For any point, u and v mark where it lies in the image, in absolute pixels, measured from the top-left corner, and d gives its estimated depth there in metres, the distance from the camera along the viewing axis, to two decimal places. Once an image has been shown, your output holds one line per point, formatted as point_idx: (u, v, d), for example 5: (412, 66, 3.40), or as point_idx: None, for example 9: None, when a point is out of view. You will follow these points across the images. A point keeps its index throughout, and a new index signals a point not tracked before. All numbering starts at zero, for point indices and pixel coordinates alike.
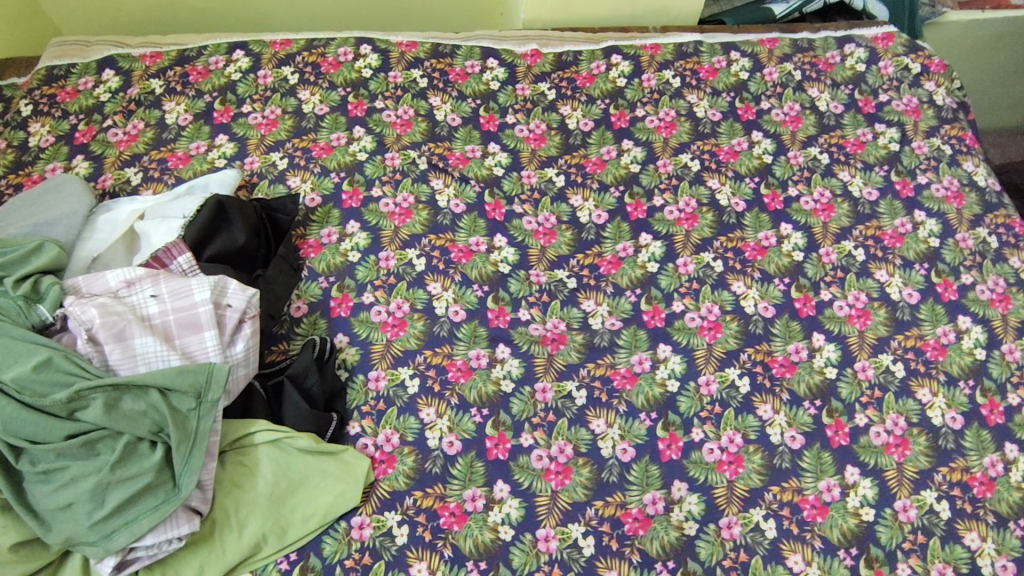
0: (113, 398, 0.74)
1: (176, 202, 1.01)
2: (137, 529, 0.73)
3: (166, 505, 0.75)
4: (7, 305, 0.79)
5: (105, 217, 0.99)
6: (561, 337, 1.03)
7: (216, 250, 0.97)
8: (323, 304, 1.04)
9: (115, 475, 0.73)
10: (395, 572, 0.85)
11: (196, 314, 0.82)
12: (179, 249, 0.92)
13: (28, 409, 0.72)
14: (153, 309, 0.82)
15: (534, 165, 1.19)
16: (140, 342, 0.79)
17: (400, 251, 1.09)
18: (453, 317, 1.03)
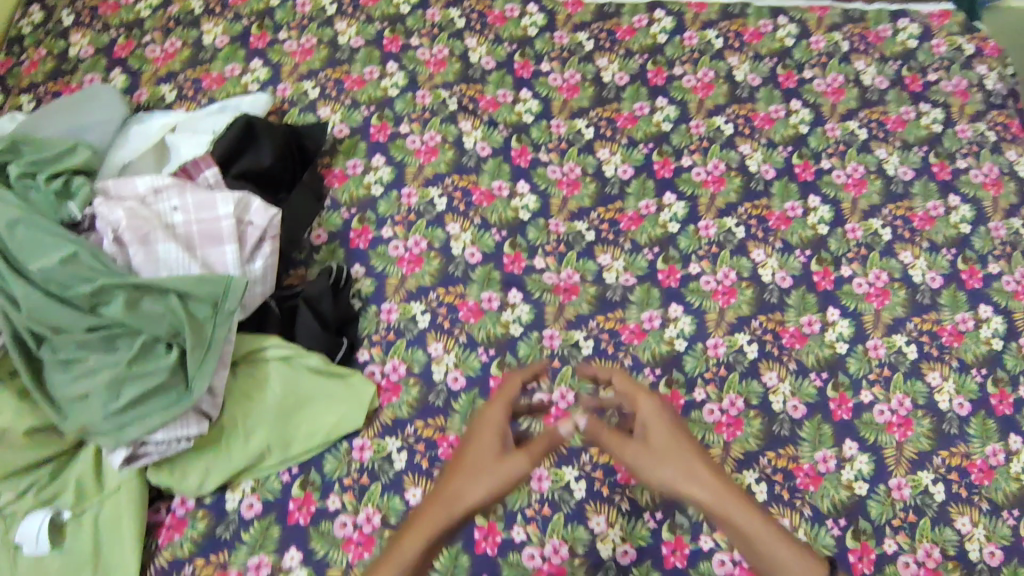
0: (133, 296, 0.76)
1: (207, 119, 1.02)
2: (148, 424, 0.76)
3: (177, 406, 0.77)
4: (40, 200, 0.81)
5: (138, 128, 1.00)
6: (573, 288, 1.03)
7: (243, 167, 0.98)
8: (342, 234, 1.05)
9: (130, 372, 0.76)
10: (390, 495, 0.88)
11: (218, 227, 0.84)
12: (208, 163, 0.94)
13: (53, 299, 0.74)
14: (178, 218, 0.84)
15: (564, 115, 1.18)
16: (163, 248, 0.80)
17: (422, 188, 1.09)
18: (469, 259, 1.04)
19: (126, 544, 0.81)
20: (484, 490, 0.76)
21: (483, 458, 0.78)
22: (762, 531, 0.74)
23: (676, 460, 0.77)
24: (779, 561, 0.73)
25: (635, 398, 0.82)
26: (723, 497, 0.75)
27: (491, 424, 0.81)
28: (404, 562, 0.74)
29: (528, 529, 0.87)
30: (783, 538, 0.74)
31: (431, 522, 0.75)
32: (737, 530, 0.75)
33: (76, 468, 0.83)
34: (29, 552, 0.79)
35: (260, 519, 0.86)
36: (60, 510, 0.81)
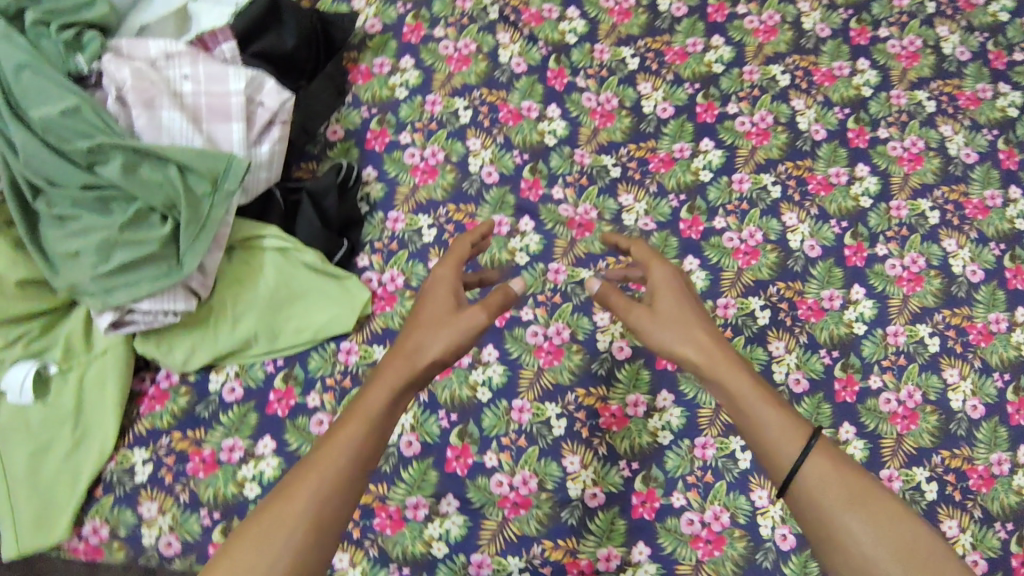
0: (133, 161, 0.74)
1: None
2: (135, 292, 0.75)
3: (165, 279, 0.76)
4: (49, 47, 0.76)
5: None
6: (588, 224, 0.98)
7: (261, 49, 0.92)
8: (360, 134, 1.01)
9: (122, 238, 0.74)
10: None
11: (227, 103, 0.80)
12: (225, 37, 0.89)
13: (50, 150, 0.72)
14: (186, 87, 0.80)
15: (610, 40, 1.10)
16: (167, 116, 0.77)
17: (448, 97, 1.04)
18: (486, 178, 1.00)
19: (108, 409, 0.83)
20: (446, 342, 0.66)
21: (439, 311, 0.68)
22: (760, 403, 0.67)
23: (676, 322, 0.72)
24: (774, 431, 0.65)
25: (648, 261, 0.77)
26: (717, 359, 0.70)
27: (449, 270, 0.73)
28: (367, 418, 0.62)
29: (500, 457, 0.86)
30: (777, 408, 0.67)
31: (393, 372, 0.65)
32: (733, 395, 0.68)
33: (66, 327, 0.84)
34: (13, 401, 0.80)
35: (240, 404, 0.86)
36: (46, 364, 0.82)
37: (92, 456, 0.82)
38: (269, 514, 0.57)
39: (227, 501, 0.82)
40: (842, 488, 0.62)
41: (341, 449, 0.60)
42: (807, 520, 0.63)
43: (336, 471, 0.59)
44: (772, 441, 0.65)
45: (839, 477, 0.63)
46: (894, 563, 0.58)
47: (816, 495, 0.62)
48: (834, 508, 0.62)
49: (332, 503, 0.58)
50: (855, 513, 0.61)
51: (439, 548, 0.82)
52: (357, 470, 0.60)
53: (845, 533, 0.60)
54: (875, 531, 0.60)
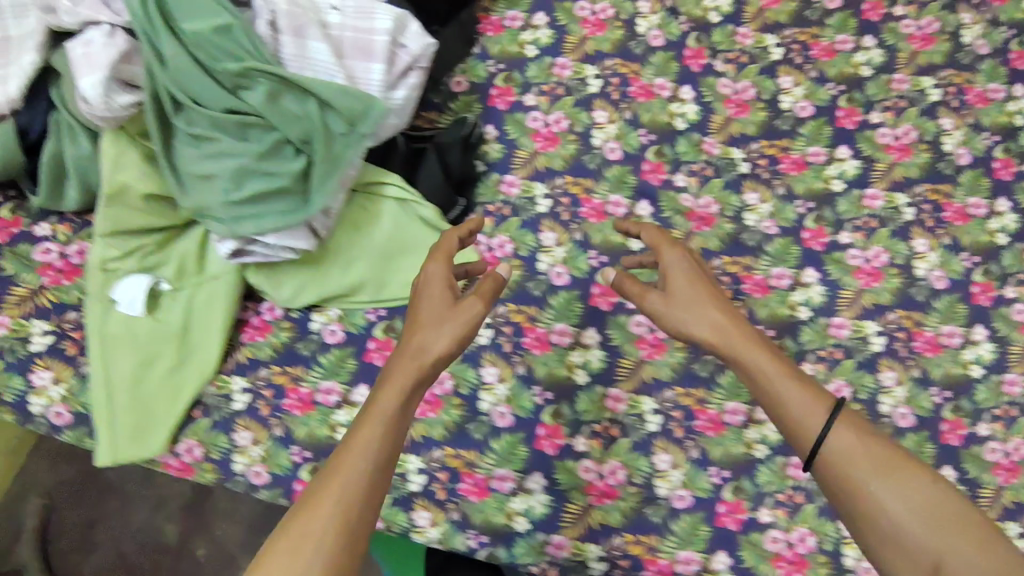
0: (277, 90, 0.71)
1: None
2: (261, 225, 0.74)
3: (294, 214, 0.75)
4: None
5: None
6: (709, 219, 0.93)
7: None
8: (483, 89, 0.97)
9: (258, 166, 0.72)
10: (466, 366, 0.86)
11: (372, 41, 0.76)
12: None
13: (199, 68, 0.69)
14: (334, 19, 0.76)
15: (755, 25, 1.02)
16: (314, 47, 0.73)
17: (579, 64, 0.98)
18: (607, 154, 0.95)
19: (213, 334, 0.84)
20: (449, 335, 0.67)
21: (437, 308, 0.69)
22: (782, 381, 0.68)
23: (692, 308, 0.72)
24: (798, 411, 0.66)
25: (657, 250, 0.76)
26: (733, 339, 0.70)
27: (437, 260, 0.73)
28: (383, 411, 0.62)
29: (590, 443, 0.85)
30: (801, 386, 0.67)
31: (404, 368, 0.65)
32: (756, 372, 0.69)
33: (179, 248, 0.84)
34: (123, 310, 0.81)
35: (339, 348, 0.86)
36: (159, 280, 0.83)
37: (192, 377, 0.83)
38: (297, 519, 0.56)
39: (319, 442, 0.83)
40: (869, 461, 0.62)
41: (363, 441, 0.60)
42: (843, 504, 0.62)
43: (359, 471, 0.59)
44: (796, 416, 0.66)
45: (869, 450, 0.63)
46: (942, 540, 0.58)
47: (847, 471, 0.62)
48: (867, 482, 0.61)
49: (360, 498, 0.58)
50: (886, 484, 0.61)
51: (521, 523, 0.81)
52: (381, 460, 0.60)
53: (882, 508, 0.60)
54: (915, 504, 0.60)
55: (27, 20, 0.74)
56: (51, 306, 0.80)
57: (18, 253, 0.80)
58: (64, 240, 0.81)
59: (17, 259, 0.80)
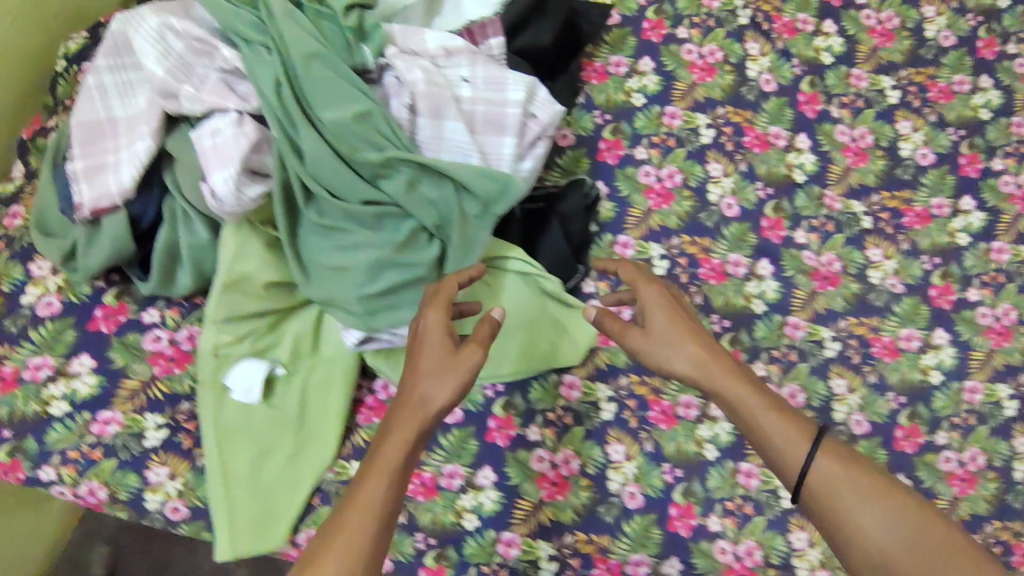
0: (415, 177, 0.66)
1: None
2: (399, 318, 0.69)
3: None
4: (333, 32, 0.66)
5: None
6: (833, 278, 0.89)
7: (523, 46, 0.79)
8: (591, 142, 0.91)
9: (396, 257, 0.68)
10: (591, 444, 0.83)
11: (505, 115, 0.71)
12: (495, 29, 0.76)
13: (337, 159, 0.64)
14: (465, 92, 0.70)
15: (869, 66, 0.96)
16: (451, 127, 0.68)
17: (689, 112, 0.92)
18: (725, 211, 0.90)
19: (329, 415, 0.79)
20: (453, 385, 0.61)
21: (435, 358, 0.62)
22: (764, 413, 0.67)
23: (674, 344, 0.70)
24: (779, 442, 0.66)
25: (635, 285, 0.74)
26: (716, 374, 0.69)
27: (436, 307, 0.64)
28: (385, 466, 0.59)
29: (724, 522, 0.81)
30: (779, 417, 0.67)
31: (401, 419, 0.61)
32: (741, 405, 0.68)
33: (294, 329, 0.80)
34: (240, 399, 0.77)
35: (459, 428, 0.83)
36: (274, 365, 0.79)
37: (311, 466, 0.78)
38: None
39: (444, 528, 0.80)
40: (853, 489, 0.63)
41: (368, 490, 0.58)
42: (825, 527, 0.64)
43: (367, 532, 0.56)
44: (777, 447, 0.66)
45: (848, 474, 0.64)
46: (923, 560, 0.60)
47: (829, 495, 0.64)
48: (852, 509, 0.63)
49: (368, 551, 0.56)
50: (869, 512, 0.62)
51: None
52: (388, 514, 0.58)
53: (865, 532, 0.62)
54: (893, 522, 0.62)
55: (136, 98, 0.67)
56: (164, 398, 0.76)
57: (126, 343, 0.75)
58: (173, 326, 0.77)
59: (126, 349, 0.75)
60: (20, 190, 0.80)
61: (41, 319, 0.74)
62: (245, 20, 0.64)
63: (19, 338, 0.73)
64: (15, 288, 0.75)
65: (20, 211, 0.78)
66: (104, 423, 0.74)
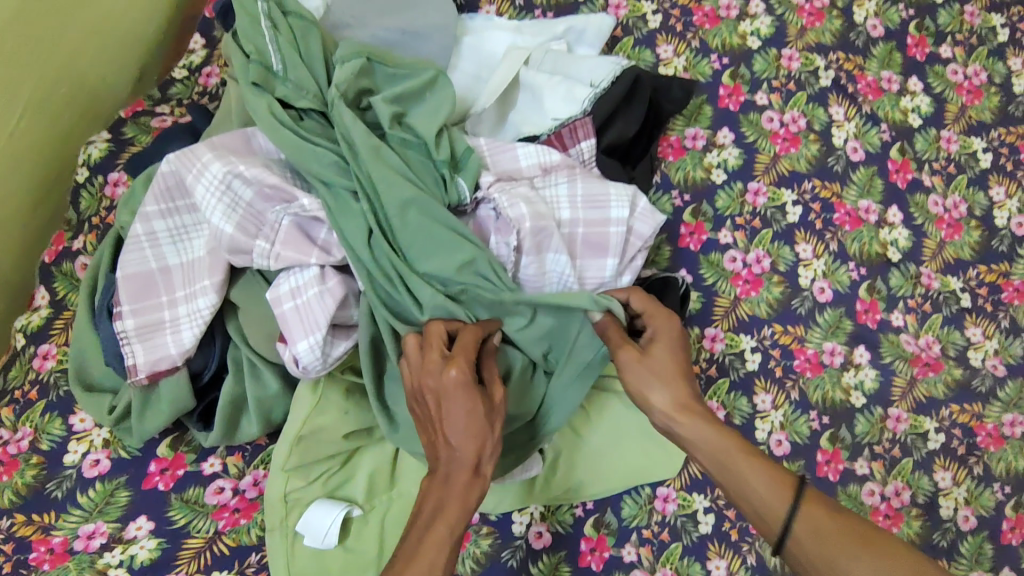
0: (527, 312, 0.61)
1: (579, 57, 0.75)
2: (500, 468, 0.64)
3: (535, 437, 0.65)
4: (423, 165, 0.62)
5: (479, 48, 0.77)
6: (934, 363, 0.84)
7: (613, 140, 0.73)
8: (672, 227, 0.85)
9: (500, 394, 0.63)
10: (690, 560, 0.75)
11: (606, 235, 0.67)
12: (586, 130, 0.70)
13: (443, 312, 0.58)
14: (565, 214, 0.66)
15: (959, 126, 0.92)
16: (553, 257, 0.62)
17: (774, 187, 0.87)
18: (818, 295, 0.84)
19: None
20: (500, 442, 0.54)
21: (469, 415, 0.52)
22: (742, 460, 0.58)
23: (651, 394, 0.59)
24: (761, 494, 0.56)
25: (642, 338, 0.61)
26: (697, 417, 0.59)
27: (464, 365, 0.53)
28: (441, 550, 0.49)
29: None
30: (762, 464, 0.58)
31: (441, 490, 0.52)
32: (719, 450, 0.59)
33: (369, 463, 0.72)
34: (312, 545, 0.68)
35: (550, 554, 0.74)
36: (351, 507, 0.70)
37: None
38: None
39: None
40: (847, 540, 0.54)
41: None
42: None
43: None
44: (759, 499, 0.57)
45: (838, 528, 0.55)
46: None
47: (822, 555, 0.54)
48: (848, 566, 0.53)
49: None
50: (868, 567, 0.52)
51: None
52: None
53: None
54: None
55: (193, 245, 0.59)
56: (232, 552, 0.66)
57: (188, 499, 0.67)
58: (237, 474, 0.69)
59: (187, 505, 0.67)
60: (48, 323, 0.70)
61: (90, 481, 0.66)
62: (329, 159, 0.59)
63: (65, 504, 0.65)
64: (57, 445, 0.67)
65: (50, 350, 0.70)
66: None
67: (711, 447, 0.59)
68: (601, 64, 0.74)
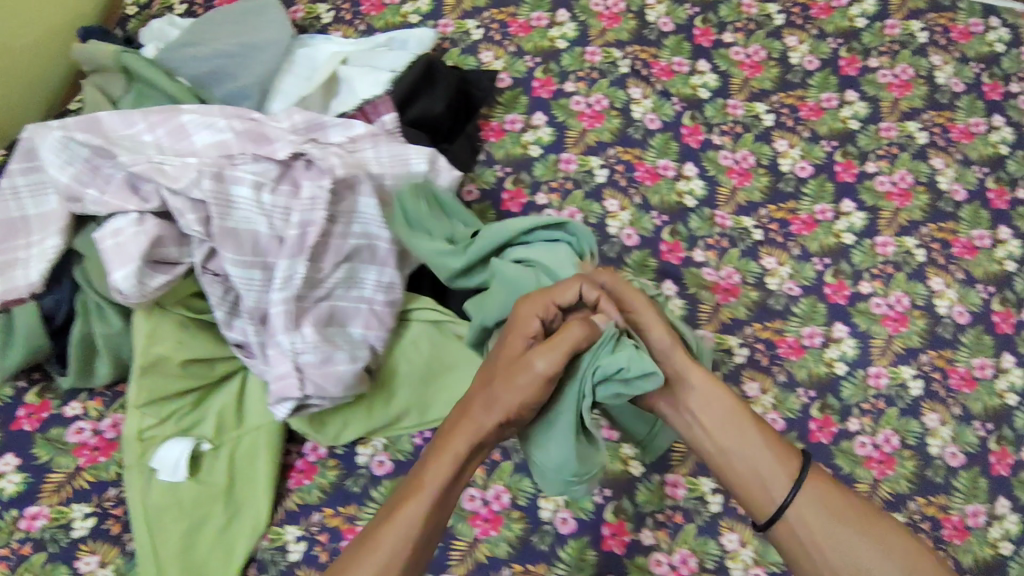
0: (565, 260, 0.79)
1: (386, 52, 0.91)
2: (325, 389, 0.73)
3: (357, 363, 0.75)
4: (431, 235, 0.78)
5: (306, 52, 0.90)
6: (733, 289, 0.95)
7: (416, 116, 0.87)
8: (494, 194, 0.98)
9: (325, 324, 0.75)
10: (520, 475, 0.87)
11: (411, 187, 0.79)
12: (386, 107, 0.85)
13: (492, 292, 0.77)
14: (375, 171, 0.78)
15: (743, 95, 1.05)
16: (362, 203, 0.76)
17: (583, 156, 1.01)
18: (626, 241, 0.97)
19: (260, 484, 0.81)
20: (518, 394, 0.68)
21: (502, 356, 0.70)
22: (752, 432, 0.77)
23: (670, 366, 0.79)
24: (772, 468, 0.74)
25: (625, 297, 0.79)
26: (718, 395, 0.79)
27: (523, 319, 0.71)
28: (433, 480, 0.65)
29: (657, 535, 0.85)
30: (768, 442, 0.76)
31: (460, 435, 0.68)
32: (728, 416, 0.78)
33: (218, 401, 0.83)
34: (167, 478, 0.79)
35: (391, 480, 0.84)
36: (200, 441, 0.81)
37: (241, 537, 0.80)
38: (358, 548, 0.62)
39: None
40: (842, 515, 0.71)
41: (417, 499, 0.64)
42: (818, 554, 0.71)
43: (409, 524, 0.63)
44: (767, 474, 0.74)
45: (837, 500, 0.72)
46: None
47: (820, 527, 0.71)
48: (839, 532, 0.70)
49: (416, 548, 0.63)
50: (858, 538, 0.70)
51: None
52: (429, 523, 0.64)
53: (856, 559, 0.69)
54: (884, 553, 0.69)
55: (47, 199, 0.74)
56: (90, 487, 0.78)
57: (50, 437, 0.80)
58: (96, 416, 0.81)
59: (50, 443, 0.80)
60: None
61: None
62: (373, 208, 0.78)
63: None
64: None
65: None
66: (32, 518, 0.76)
67: (723, 417, 0.78)
68: (402, 55, 0.90)
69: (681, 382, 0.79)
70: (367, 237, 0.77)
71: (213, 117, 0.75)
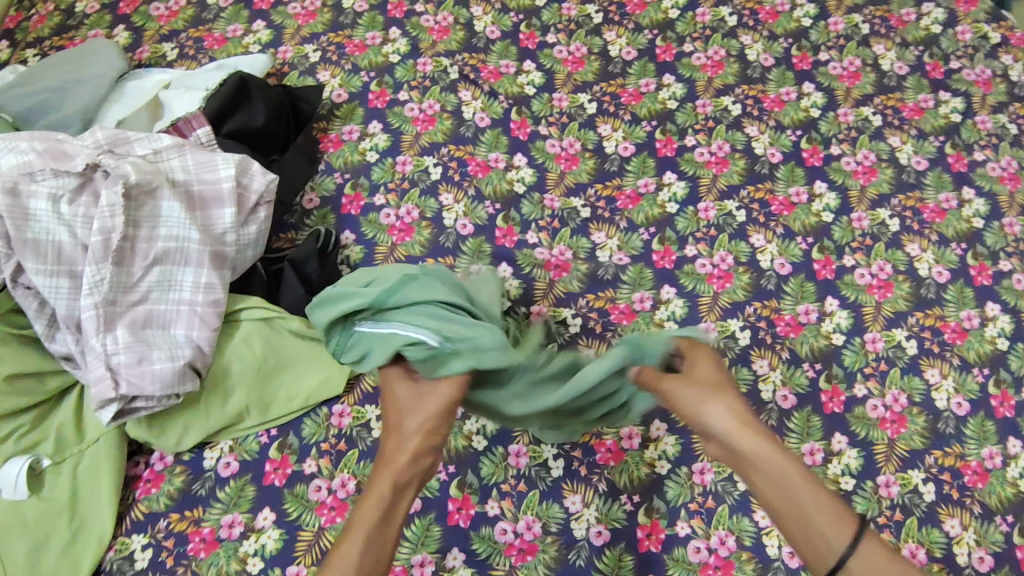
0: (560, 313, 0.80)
1: (201, 74, 1.03)
2: (141, 387, 0.78)
3: (176, 362, 0.80)
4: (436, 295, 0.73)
5: (134, 83, 1.02)
6: (565, 264, 1.00)
7: (234, 127, 0.99)
8: (334, 200, 1.03)
9: (141, 327, 0.81)
10: (366, 462, 0.87)
11: (218, 189, 0.86)
12: (199, 122, 0.95)
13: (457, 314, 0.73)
14: (180, 176, 0.86)
15: (567, 88, 1.13)
16: (166, 205, 0.83)
17: (417, 157, 1.06)
18: (461, 231, 1.02)
19: (103, 496, 0.82)
20: (432, 415, 0.67)
21: (404, 396, 0.70)
22: (799, 486, 0.62)
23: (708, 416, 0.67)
24: (820, 522, 0.61)
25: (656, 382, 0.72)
26: (768, 449, 0.64)
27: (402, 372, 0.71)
28: (370, 509, 0.62)
29: (502, 505, 0.88)
30: (822, 495, 0.62)
31: (388, 468, 0.65)
32: (781, 477, 0.63)
33: (57, 418, 0.84)
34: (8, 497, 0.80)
35: (236, 478, 0.86)
36: (39, 457, 0.82)
37: (90, 546, 0.81)
38: None
39: None
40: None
41: (355, 536, 0.61)
42: None
43: (355, 558, 0.60)
44: (820, 527, 0.61)
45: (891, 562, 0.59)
46: None
47: None
48: None
49: None
50: None
51: None
52: (374, 556, 0.61)
53: None
54: None
55: None
56: None
57: None
58: None
59: None
60: None
61: None
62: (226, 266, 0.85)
63: None
64: None
65: None
66: None
67: (771, 472, 0.63)
68: (216, 76, 1.03)
69: (736, 452, 0.66)
70: (174, 239, 0.82)
71: (17, 141, 0.84)
